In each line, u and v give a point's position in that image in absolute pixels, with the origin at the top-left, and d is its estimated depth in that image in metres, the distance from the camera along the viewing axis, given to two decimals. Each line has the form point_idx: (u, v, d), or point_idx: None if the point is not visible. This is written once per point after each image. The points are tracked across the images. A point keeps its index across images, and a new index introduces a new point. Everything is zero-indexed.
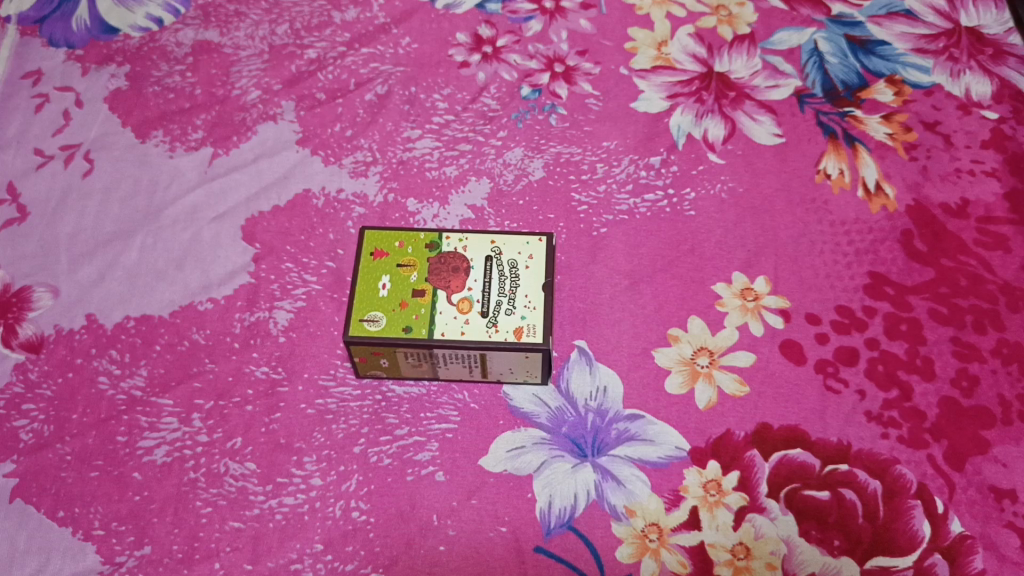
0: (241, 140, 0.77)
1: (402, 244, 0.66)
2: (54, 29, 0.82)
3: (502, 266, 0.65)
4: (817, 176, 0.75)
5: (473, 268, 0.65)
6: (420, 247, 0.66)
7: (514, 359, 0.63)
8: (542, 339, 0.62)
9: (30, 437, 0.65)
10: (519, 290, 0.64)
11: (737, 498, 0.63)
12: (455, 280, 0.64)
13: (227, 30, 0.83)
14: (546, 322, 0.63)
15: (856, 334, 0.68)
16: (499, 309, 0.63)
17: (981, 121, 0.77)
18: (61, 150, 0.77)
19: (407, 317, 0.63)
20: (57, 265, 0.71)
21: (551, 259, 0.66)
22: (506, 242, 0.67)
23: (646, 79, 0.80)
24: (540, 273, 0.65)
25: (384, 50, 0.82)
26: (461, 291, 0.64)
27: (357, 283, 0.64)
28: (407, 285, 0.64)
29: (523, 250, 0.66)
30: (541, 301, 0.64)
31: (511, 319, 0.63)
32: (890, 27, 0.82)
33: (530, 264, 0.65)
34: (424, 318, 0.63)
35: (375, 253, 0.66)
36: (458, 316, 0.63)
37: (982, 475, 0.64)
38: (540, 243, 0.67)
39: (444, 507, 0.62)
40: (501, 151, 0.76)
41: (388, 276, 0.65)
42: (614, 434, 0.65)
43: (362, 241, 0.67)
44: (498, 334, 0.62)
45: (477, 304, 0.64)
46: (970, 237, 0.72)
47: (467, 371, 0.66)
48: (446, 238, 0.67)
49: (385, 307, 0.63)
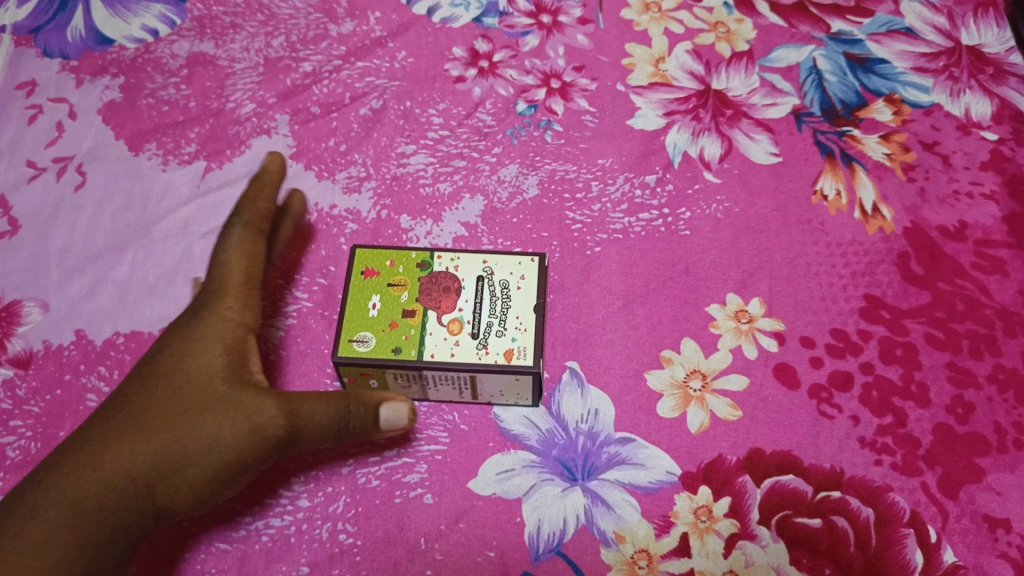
0: (234, 155, 0.77)
1: (393, 263, 0.66)
2: (49, 39, 0.82)
3: (493, 285, 0.65)
4: (814, 197, 0.74)
5: (464, 288, 0.65)
6: (412, 266, 0.66)
7: (504, 381, 0.63)
8: (533, 362, 0.61)
9: (17, 454, 0.65)
10: (510, 311, 0.64)
11: (727, 525, 0.62)
12: (445, 301, 0.64)
13: (222, 42, 0.82)
14: (538, 345, 0.62)
15: (851, 359, 0.68)
16: (490, 330, 0.63)
17: (980, 142, 0.76)
18: (53, 162, 0.77)
19: (396, 338, 0.62)
20: (47, 280, 0.71)
21: (542, 278, 0.65)
22: (497, 262, 0.66)
23: (642, 96, 0.79)
24: (532, 294, 0.64)
25: (379, 64, 0.81)
26: (452, 312, 0.63)
27: (348, 302, 0.64)
28: (397, 305, 0.64)
29: (514, 270, 0.66)
30: (532, 323, 0.63)
31: (503, 341, 0.62)
32: (889, 45, 0.81)
33: (522, 284, 0.65)
34: (413, 339, 0.62)
35: (365, 272, 0.65)
36: (448, 336, 0.62)
37: (977, 504, 0.63)
38: (532, 263, 0.66)
39: (432, 530, 0.62)
40: (495, 168, 0.76)
41: (378, 295, 0.64)
42: (604, 458, 0.64)
43: (352, 260, 0.66)
44: (488, 356, 0.62)
45: (468, 325, 0.63)
46: (967, 261, 0.71)
47: (457, 393, 0.65)
48: (438, 258, 0.66)
49: (374, 328, 0.63)
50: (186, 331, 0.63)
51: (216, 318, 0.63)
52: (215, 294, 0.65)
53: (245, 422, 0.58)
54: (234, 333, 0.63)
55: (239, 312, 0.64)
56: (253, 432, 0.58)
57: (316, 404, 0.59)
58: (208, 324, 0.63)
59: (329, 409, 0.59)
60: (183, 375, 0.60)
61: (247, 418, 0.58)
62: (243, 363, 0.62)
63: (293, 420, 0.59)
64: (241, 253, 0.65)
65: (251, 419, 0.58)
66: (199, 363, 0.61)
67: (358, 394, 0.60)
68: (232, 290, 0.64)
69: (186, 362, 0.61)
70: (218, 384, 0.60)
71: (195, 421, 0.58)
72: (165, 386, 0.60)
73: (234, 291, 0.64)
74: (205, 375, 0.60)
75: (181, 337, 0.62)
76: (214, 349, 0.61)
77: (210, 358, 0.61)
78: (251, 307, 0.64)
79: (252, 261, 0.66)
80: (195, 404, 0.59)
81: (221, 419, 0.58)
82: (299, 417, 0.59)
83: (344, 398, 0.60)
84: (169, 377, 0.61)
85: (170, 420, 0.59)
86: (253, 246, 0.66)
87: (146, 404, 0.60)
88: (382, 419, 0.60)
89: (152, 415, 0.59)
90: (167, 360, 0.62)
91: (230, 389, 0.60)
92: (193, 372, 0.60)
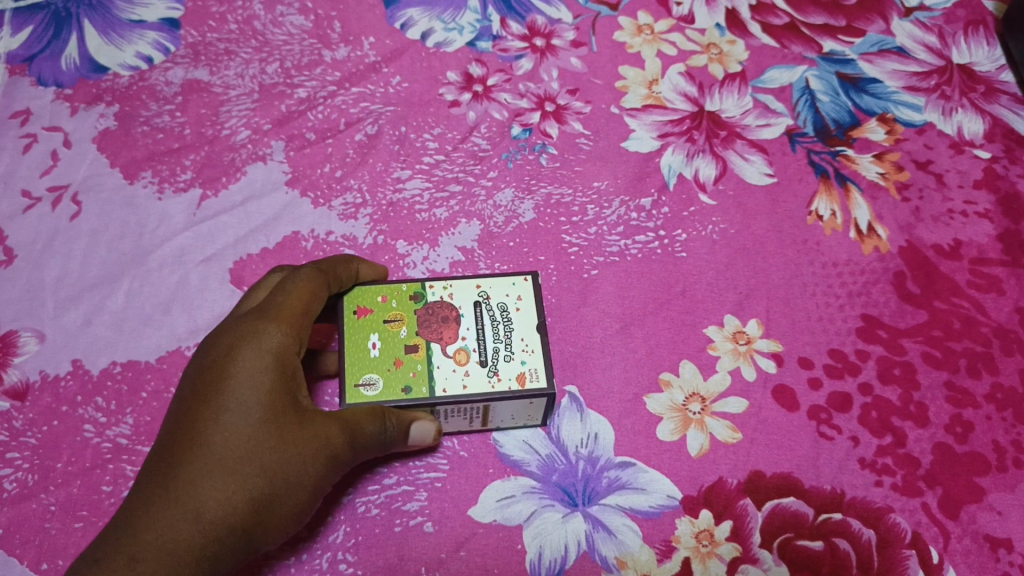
0: (230, 182, 0.77)
1: (385, 297, 0.65)
2: (43, 68, 0.82)
3: (491, 310, 0.65)
4: (809, 217, 0.75)
5: (463, 316, 0.65)
6: (405, 300, 0.65)
7: (517, 407, 0.63)
8: (546, 384, 0.62)
9: (14, 487, 0.64)
10: (513, 334, 0.64)
11: (729, 549, 0.62)
12: (446, 331, 0.64)
13: (217, 69, 0.82)
14: (547, 365, 0.62)
15: (849, 379, 0.68)
16: (497, 355, 0.63)
17: (973, 160, 0.76)
18: (48, 192, 0.77)
19: (404, 376, 0.62)
20: (44, 310, 0.71)
21: (538, 295, 0.65)
22: (491, 285, 0.66)
23: (637, 118, 0.79)
24: (532, 314, 0.64)
25: (374, 89, 0.82)
26: (455, 342, 0.63)
27: (346, 345, 0.63)
28: (397, 341, 0.63)
29: (510, 291, 0.66)
30: (538, 343, 0.63)
31: (512, 365, 0.62)
32: (881, 64, 0.82)
33: (520, 305, 0.65)
34: (422, 375, 0.62)
35: (358, 312, 0.64)
36: (456, 368, 0.62)
37: (977, 524, 0.63)
38: (526, 282, 0.66)
39: (432, 559, 0.62)
40: (491, 192, 0.76)
41: (377, 334, 0.63)
42: (605, 482, 0.64)
43: (344, 299, 0.65)
44: (501, 384, 0.62)
45: (474, 354, 0.63)
46: (963, 279, 0.71)
47: (468, 424, 0.65)
48: (431, 287, 0.66)
49: (378, 368, 0.62)
50: (231, 360, 0.54)
51: (262, 348, 0.55)
52: (254, 317, 0.57)
53: (324, 455, 0.54)
54: (288, 355, 0.56)
55: (286, 334, 0.56)
56: (330, 463, 0.55)
57: (376, 424, 0.57)
58: (256, 353, 0.55)
59: (380, 425, 0.58)
60: (253, 410, 0.53)
61: (325, 449, 0.55)
62: (296, 387, 0.56)
63: (355, 444, 0.57)
64: (306, 282, 0.59)
65: (329, 449, 0.55)
66: (269, 394, 0.54)
67: (393, 411, 0.59)
68: (277, 313, 0.57)
69: (254, 395, 0.53)
70: (289, 416, 0.54)
71: (281, 459, 0.53)
72: (230, 424, 0.52)
73: (279, 316, 0.57)
74: (275, 405, 0.54)
75: (233, 364, 0.54)
76: (273, 376, 0.54)
77: (274, 388, 0.54)
78: (301, 329, 0.58)
79: (319, 295, 0.60)
80: (276, 437, 0.53)
81: (306, 452, 0.54)
82: (358, 442, 0.57)
83: (380, 411, 0.58)
84: (234, 416, 0.52)
85: (255, 462, 0.52)
86: (317, 285, 0.60)
87: (216, 448, 0.51)
88: (411, 435, 0.59)
89: (229, 458, 0.51)
90: (224, 397, 0.53)
91: (302, 418, 0.54)
92: (264, 406, 0.53)
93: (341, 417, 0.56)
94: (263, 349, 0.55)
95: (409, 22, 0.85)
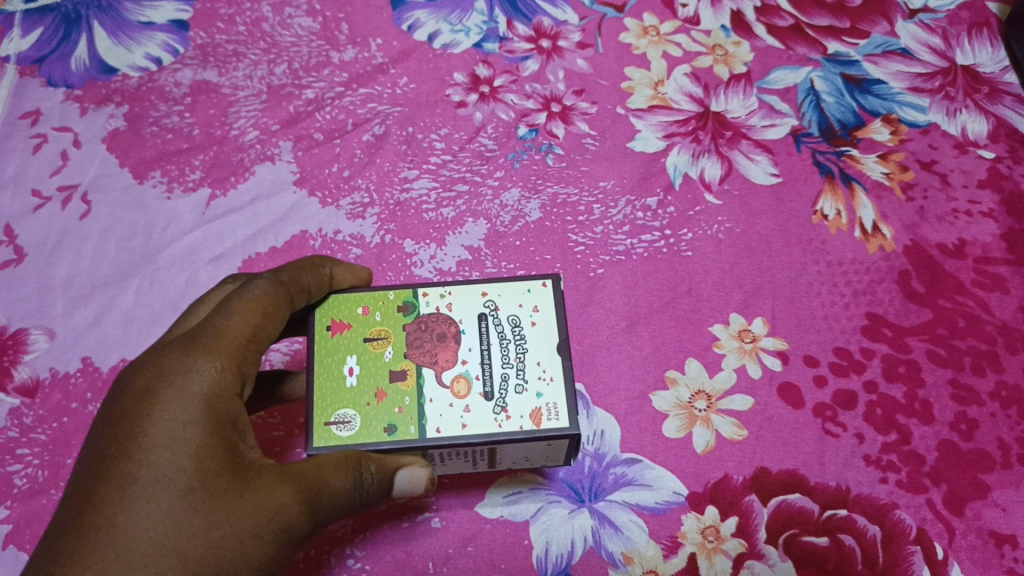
0: (239, 182, 0.78)
1: (367, 309, 0.58)
2: (53, 69, 0.82)
3: (500, 324, 0.56)
4: (814, 217, 0.75)
5: (464, 334, 0.56)
6: (393, 315, 0.57)
7: (532, 447, 0.55)
8: (568, 424, 0.53)
9: (24, 482, 0.66)
10: (527, 358, 0.55)
11: (735, 545, 0.63)
12: (443, 355, 0.55)
13: (225, 70, 0.83)
14: (569, 400, 0.54)
15: (855, 377, 0.68)
16: (506, 386, 0.54)
17: (977, 160, 0.77)
18: (58, 191, 0.78)
19: (388, 412, 0.54)
20: (53, 308, 0.72)
21: (559, 305, 0.57)
22: (500, 294, 0.57)
23: (642, 118, 0.80)
24: (549, 331, 0.56)
25: (381, 90, 0.82)
26: (454, 368, 0.55)
27: (319, 371, 0.55)
28: (381, 367, 0.55)
29: (524, 301, 0.57)
30: (559, 369, 0.55)
31: (525, 399, 0.54)
32: (885, 66, 0.81)
33: (536, 318, 0.56)
34: (410, 410, 0.54)
35: (336, 329, 0.56)
36: (453, 402, 0.54)
37: (982, 520, 0.63)
38: (544, 289, 0.58)
39: (440, 555, 0.63)
40: (497, 191, 0.77)
41: (355, 357, 0.55)
42: (611, 479, 0.65)
43: (315, 312, 0.57)
44: (509, 423, 0.53)
45: (477, 383, 0.54)
46: (967, 278, 0.72)
47: (470, 463, 0.58)
48: (425, 296, 0.58)
49: (355, 402, 0.54)
50: (156, 403, 0.48)
51: (193, 392, 0.49)
52: (186, 349, 0.51)
53: (270, 524, 0.48)
54: (223, 401, 0.50)
55: (222, 373, 0.51)
56: (280, 535, 0.49)
57: (346, 482, 0.51)
58: (182, 399, 0.49)
59: (351, 480, 0.51)
60: (179, 471, 0.47)
61: (272, 517, 0.48)
62: (235, 439, 0.50)
63: (315, 507, 0.50)
64: (251, 310, 0.54)
65: (277, 519, 0.49)
66: (199, 453, 0.48)
67: (377, 458, 0.52)
68: (212, 347, 0.51)
69: (181, 454, 0.47)
70: (224, 478, 0.48)
71: (211, 534, 0.46)
72: (152, 487, 0.46)
73: (213, 350, 0.51)
74: (206, 467, 0.48)
75: (157, 413, 0.48)
76: (203, 430, 0.48)
77: (204, 445, 0.48)
78: (243, 366, 0.52)
79: (269, 321, 0.55)
80: (205, 507, 0.47)
81: (245, 522, 0.47)
82: (319, 503, 0.50)
83: (354, 462, 0.51)
84: (156, 478, 0.46)
85: (179, 535, 0.46)
86: (273, 303, 0.55)
87: (133, 515, 0.45)
88: (396, 485, 0.53)
89: (148, 530, 0.45)
90: (145, 452, 0.47)
91: (240, 481, 0.48)
92: (194, 467, 0.47)
93: (294, 474, 0.50)
94: (193, 394, 0.49)
95: (417, 24, 0.85)
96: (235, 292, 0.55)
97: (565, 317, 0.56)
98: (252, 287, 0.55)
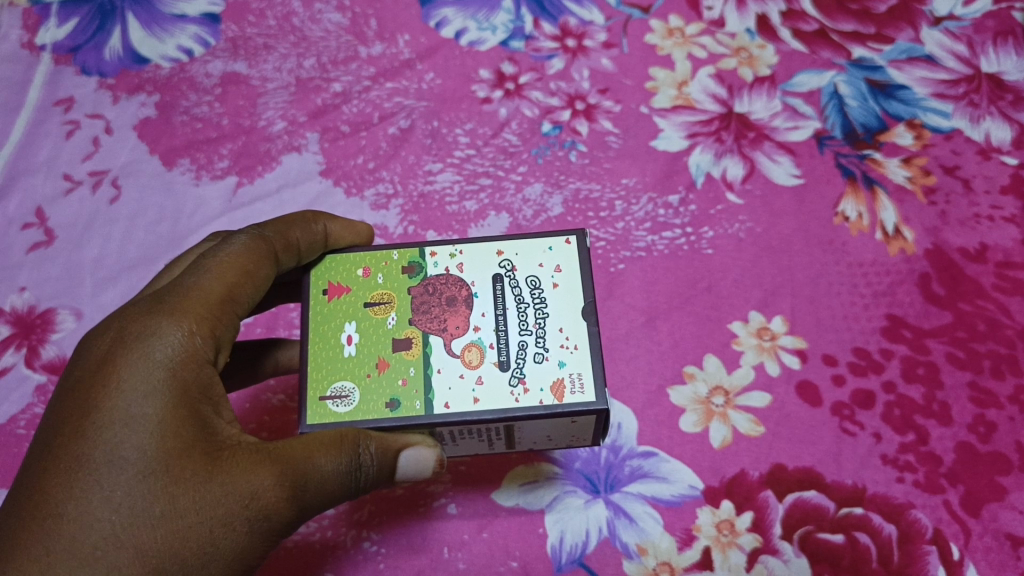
0: (266, 171, 0.79)
1: (368, 271, 0.57)
2: (87, 59, 0.84)
3: (518, 286, 0.56)
4: (836, 219, 0.75)
5: (478, 296, 0.56)
6: (397, 278, 0.57)
7: (557, 425, 0.54)
8: (595, 399, 0.52)
9: None
10: (549, 325, 0.54)
11: (750, 539, 0.63)
12: (452, 320, 0.55)
13: (255, 63, 0.84)
14: (594, 370, 0.53)
15: (873, 377, 0.68)
16: (524, 356, 0.53)
17: (1000, 166, 0.77)
18: (89, 176, 0.79)
19: (391, 385, 0.53)
20: (81, 289, 0.74)
21: (582, 265, 0.56)
22: (519, 254, 0.57)
23: (666, 118, 0.80)
24: (575, 296, 0.55)
25: (408, 84, 0.83)
26: (466, 337, 0.54)
27: (318, 339, 0.55)
28: (383, 333, 0.55)
29: (546, 260, 0.57)
30: (582, 337, 0.53)
31: (546, 369, 0.53)
32: (909, 72, 0.81)
33: (558, 279, 0.56)
34: (415, 382, 0.53)
35: (335, 295, 0.56)
36: (464, 373, 0.53)
37: (999, 522, 0.63)
38: (567, 247, 0.57)
39: (455, 540, 0.64)
40: (520, 186, 0.78)
41: (355, 322, 0.55)
42: (626, 471, 0.66)
43: (310, 275, 0.58)
44: (528, 396, 0.52)
45: (490, 353, 0.53)
46: (989, 282, 0.72)
47: (484, 443, 0.57)
48: (433, 256, 0.58)
49: (355, 374, 0.53)
50: (116, 375, 0.48)
51: (156, 362, 0.49)
52: (151, 316, 0.51)
53: (244, 511, 0.48)
54: (191, 370, 0.50)
55: (189, 339, 0.50)
56: (256, 521, 0.48)
57: (336, 464, 0.50)
58: (144, 369, 0.49)
59: (346, 463, 0.50)
60: (137, 451, 0.47)
61: (246, 503, 0.48)
62: (206, 413, 0.50)
63: (300, 492, 0.50)
64: (225, 270, 0.54)
65: (253, 504, 0.48)
66: (161, 431, 0.47)
67: (378, 436, 0.51)
68: (180, 310, 0.51)
69: (140, 432, 0.47)
70: (190, 459, 0.48)
71: (174, 520, 0.46)
72: (108, 468, 0.46)
73: (181, 315, 0.51)
74: (169, 447, 0.47)
75: (118, 388, 0.48)
76: (165, 405, 0.48)
77: (166, 422, 0.48)
78: (216, 330, 0.52)
79: (246, 279, 0.55)
80: (167, 492, 0.47)
81: (214, 508, 0.47)
82: (304, 486, 0.50)
83: (351, 441, 0.50)
84: (113, 459, 0.47)
85: (137, 521, 0.46)
86: (251, 262, 0.55)
87: (86, 500, 0.46)
88: (400, 466, 0.52)
89: (103, 516, 0.45)
90: (103, 430, 0.47)
91: (210, 463, 0.48)
92: (154, 446, 0.47)
93: (274, 457, 0.49)
94: (156, 365, 0.49)
95: (444, 22, 0.85)
96: (213, 250, 0.56)
97: (588, 276, 0.56)
98: (231, 246, 0.56)
